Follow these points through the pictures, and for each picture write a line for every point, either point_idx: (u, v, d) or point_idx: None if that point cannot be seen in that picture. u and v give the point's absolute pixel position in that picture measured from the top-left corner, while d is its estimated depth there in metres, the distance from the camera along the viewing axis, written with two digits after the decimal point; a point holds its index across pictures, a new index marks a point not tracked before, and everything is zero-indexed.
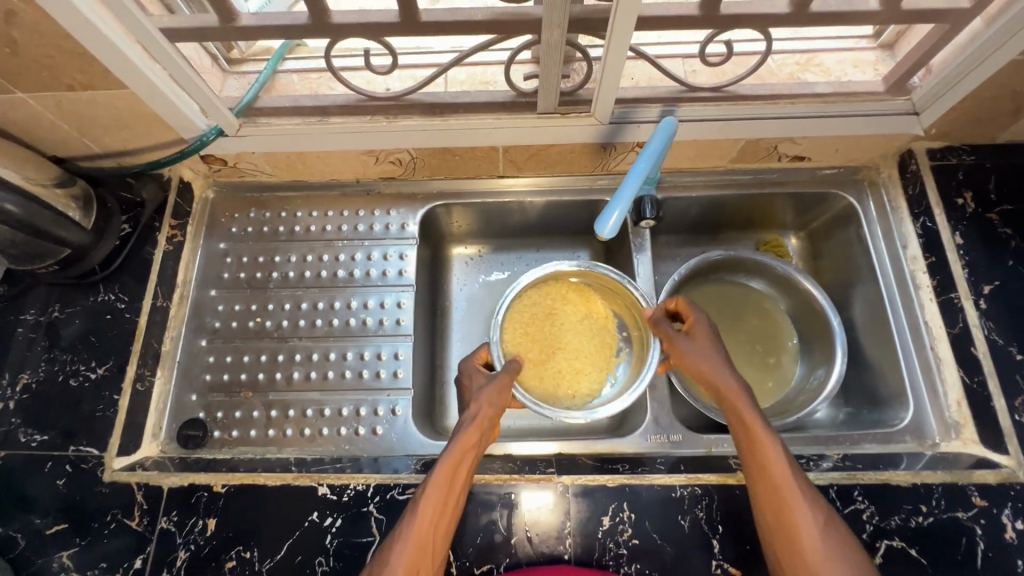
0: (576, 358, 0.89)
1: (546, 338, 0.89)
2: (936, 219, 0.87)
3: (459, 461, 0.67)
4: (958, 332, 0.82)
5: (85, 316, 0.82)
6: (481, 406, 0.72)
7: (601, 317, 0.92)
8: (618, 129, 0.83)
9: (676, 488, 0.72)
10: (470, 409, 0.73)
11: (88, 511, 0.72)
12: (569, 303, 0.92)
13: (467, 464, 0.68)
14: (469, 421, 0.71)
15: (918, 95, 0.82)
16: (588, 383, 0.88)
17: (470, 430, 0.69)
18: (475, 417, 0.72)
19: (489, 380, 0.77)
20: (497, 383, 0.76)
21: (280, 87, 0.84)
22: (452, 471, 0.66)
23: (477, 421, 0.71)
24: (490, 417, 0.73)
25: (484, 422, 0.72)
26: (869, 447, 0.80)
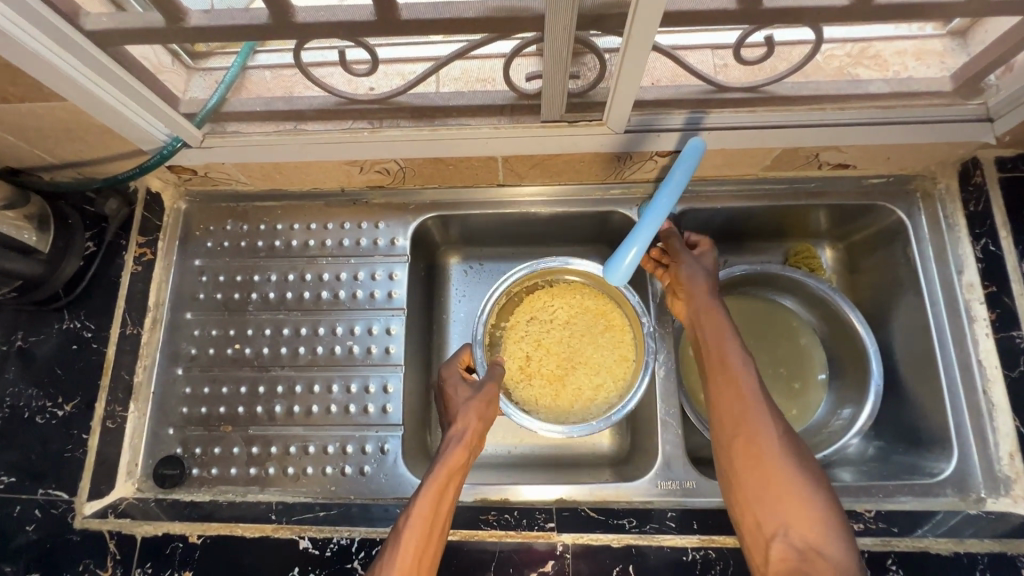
0: (597, 372, 0.80)
1: (564, 351, 0.81)
2: (1000, 242, 0.76)
3: (448, 485, 0.63)
4: (1017, 376, 0.72)
5: (51, 345, 0.77)
6: (469, 422, 0.69)
7: (621, 325, 0.82)
8: (637, 138, 0.72)
9: (687, 551, 0.66)
10: (456, 425, 0.69)
11: (59, 560, 0.68)
12: (583, 307, 0.83)
13: (456, 486, 0.64)
14: (456, 440, 0.67)
15: (994, 98, 0.69)
16: (609, 399, 0.78)
17: (456, 451, 0.66)
18: (462, 436, 0.67)
19: (477, 391, 0.72)
20: (484, 395, 0.71)
21: (251, 87, 0.70)
22: (442, 491, 0.62)
23: (464, 438, 0.67)
24: (477, 432, 0.69)
25: (473, 437, 0.68)
26: (906, 500, 0.72)
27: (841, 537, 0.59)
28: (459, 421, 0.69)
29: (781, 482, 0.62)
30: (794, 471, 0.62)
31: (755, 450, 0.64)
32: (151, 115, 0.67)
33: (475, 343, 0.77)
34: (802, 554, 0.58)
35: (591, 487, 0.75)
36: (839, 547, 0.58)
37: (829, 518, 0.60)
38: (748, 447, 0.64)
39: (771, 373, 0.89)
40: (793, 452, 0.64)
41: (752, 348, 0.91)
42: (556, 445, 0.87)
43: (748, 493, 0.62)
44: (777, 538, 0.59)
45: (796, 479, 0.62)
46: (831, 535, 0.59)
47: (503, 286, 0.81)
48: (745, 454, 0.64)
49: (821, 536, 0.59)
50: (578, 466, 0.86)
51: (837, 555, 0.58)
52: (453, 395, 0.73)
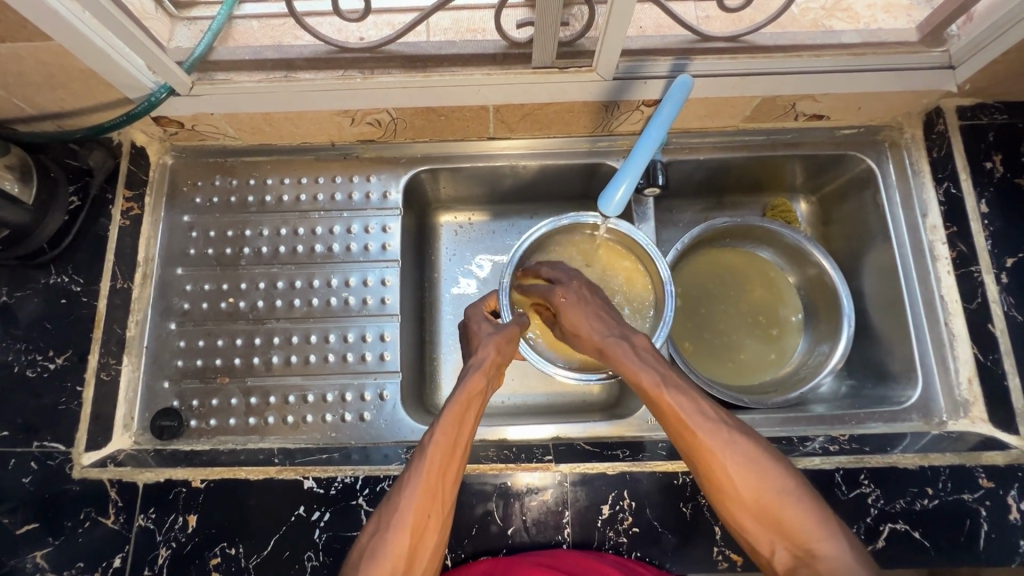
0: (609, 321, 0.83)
1: None
2: (961, 184, 0.81)
3: (468, 406, 0.64)
4: (975, 308, 0.78)
5: (37, 299, 0.75)
6: (488, 352, 0.70)
7: (637, 277, 0.85)
8: (624, 87, 0.73)
9: (678, 475, 0.70)
10: (476, 356, 0.69)
11: (59, 510, 0.68)
12: (602, 258, 0.87)
13: (476, 410, 0.65)
14: (473, 368, 0.67)
15: (956, 47, 0.73)
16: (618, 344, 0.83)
17: (474, 377, 0.66)
18: (481, 363, 0.68)
19: (498, 329, 0.74)
20: (505, 332, 0.72)
21: (237, 36, 0.71)
22: (462, 413, 0.62)
23: (484, 366, 0.68)
24: (496, 364, 0.70)
25: (491, 366, 0.69)
26: (876, 426, 0.78)
27: (834, 532, 0.54)
28: (479, 350, 0.70)
29: (760, 491, 0.56)
30: (770, 474, 0.56)
31: (734, 484, 0.57)
32: (140, 59, 0.66)
33: (500, 290, 0.79)
34: (800, 565, 0.54)
35: (585, 424, 0.78)
36: (834, 541, 0.53)
37: (813, 512, 0.55)
38: (714, 468, 0.58)
39: (750, 321, 0.94)
40: (761, 452, 0.58)
41: (732, 299, 0.95)
42: (549, 393, 0.90)
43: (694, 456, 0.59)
44: (776, 554, 0.55)
45: (774, 482, 0.56)
46: (827, 536, 0.54)
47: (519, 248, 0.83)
48: (717, 481, 0.57)
49: (815, 540, 0.54)
50: (571, 412, 0.89)
51: (835, 555, 0.53)
52: (477, 331, 0.75)
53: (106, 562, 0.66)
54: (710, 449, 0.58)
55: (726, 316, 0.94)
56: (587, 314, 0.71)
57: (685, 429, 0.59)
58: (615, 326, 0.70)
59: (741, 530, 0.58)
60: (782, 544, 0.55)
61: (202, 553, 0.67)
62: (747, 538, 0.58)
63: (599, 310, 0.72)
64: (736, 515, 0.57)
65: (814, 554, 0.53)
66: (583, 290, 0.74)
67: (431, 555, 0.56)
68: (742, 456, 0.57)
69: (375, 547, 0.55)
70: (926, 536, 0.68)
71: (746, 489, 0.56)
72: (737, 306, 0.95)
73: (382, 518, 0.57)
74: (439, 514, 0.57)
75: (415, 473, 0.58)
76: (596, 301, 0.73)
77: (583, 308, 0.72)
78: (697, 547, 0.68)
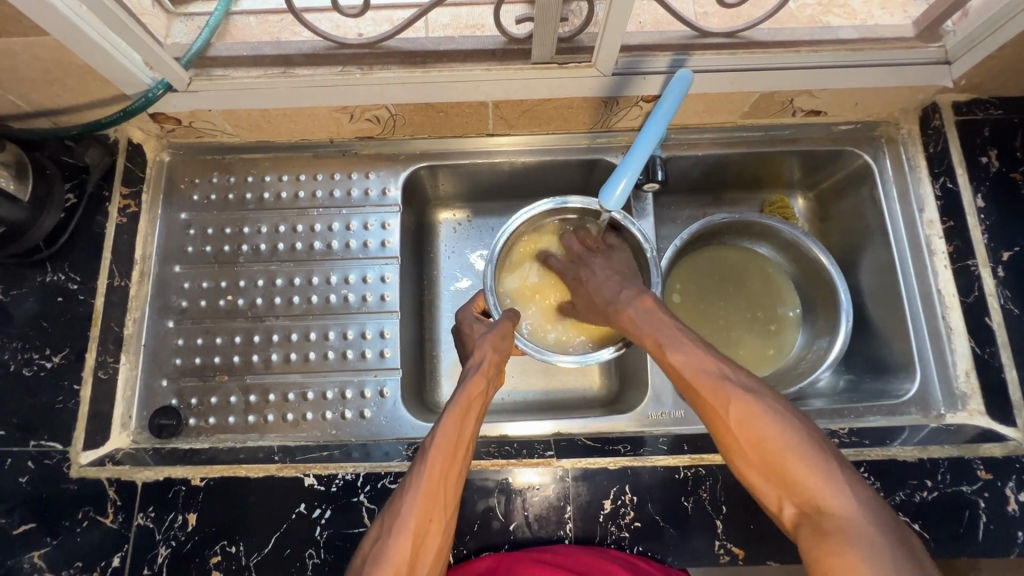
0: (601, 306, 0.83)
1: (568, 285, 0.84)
2: (957, 179, 0.82)
3: (469, 409, 0.65)
4: (972, 301, 0.79)
5: (33, 298, 0.75)
6: (485, 352, 0.71)
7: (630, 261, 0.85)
8: (624, 82, 0.73)
9: (679, 469, 0.70)
10: (473, 358, 0.71)
11: (56, 509, 0.67)
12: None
13: (477, 412, 0.65)
14: (473, 370, 0.69)
15: (952, 42, 0.74)
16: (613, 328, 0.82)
17: (475, 379, 0.67)
18: (480, 363, 0.69)
19: (491, 328, 0.74)
20: (499, 329, 0.73)
21: (234, 32, 0.71)
22: (463, 413, 0.63)
23: (483, 367, 0.69)
24: (495, 363, 0.71)
25: (491, 367, 0.70)
26: (875, 419, 0.78)
27: (844, 488, 0.52)
28: (476, 352, 0.71)
29: (764, 445, 0.56)
30: (772, 428, 0.56)
31: (738, 437, 0.57)
32: (137, 54, 0.65)
33: (486, 290, 0.79)
34: (807, 520, 0.53)
35: (585, 420, 0.78)
36: (841, 495, 0.52)
37: (818, 466, 0.54)
38: (718, 421, 0.59)
39: (749, 316, 0.94)
40: (762, 405, 0.57)
41: (730, 295, 0.95)
42: (548, 389, 0.90)
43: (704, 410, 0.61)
44: (785, 510, 0.55)
45: (778, 436, 0.56)
46: (835, 490, 0.52)
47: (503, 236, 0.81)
48: (722, 434, 0.59)
49: (822, 495, 0.52)
50: (570, 408, 0.89)
51: (841, 512, 0.51)
52: (471, 333, 0.76)
53: (104, 562, 0.66)
54: (715, 402, 0.59)
55: (724, 312, 0.94)
56: (599, 279, 0.76)
57: (691, 384, 0.62)
58: (625, 286, 0.74)
59: (750, 483, 0.58)
60: (788, 498, 0.54)
61: (202, 552, 0.66)
62: (757, 491, 0.58)
63: (611, 273, 0.76)
64: (744, 469, 0.58)
65: (820, 509, 0.52)
66: (598, 261, 0.78)
67: (435, 558, 0.56)
68: (743, 406, 0.58)
69: (378, 553, 0.54)
70: (926, 528, 0.69)
71: (745, 441, 0.57)
72: (736, 302, 0.95)
73: (384, 524, 0.57)
74: (442, 516, 0.57)
75: (417, 475, 0.58)
76: (610, 266, 0.77)
77: (596, 275, 0.77)
78: (699, 541, 0.68)
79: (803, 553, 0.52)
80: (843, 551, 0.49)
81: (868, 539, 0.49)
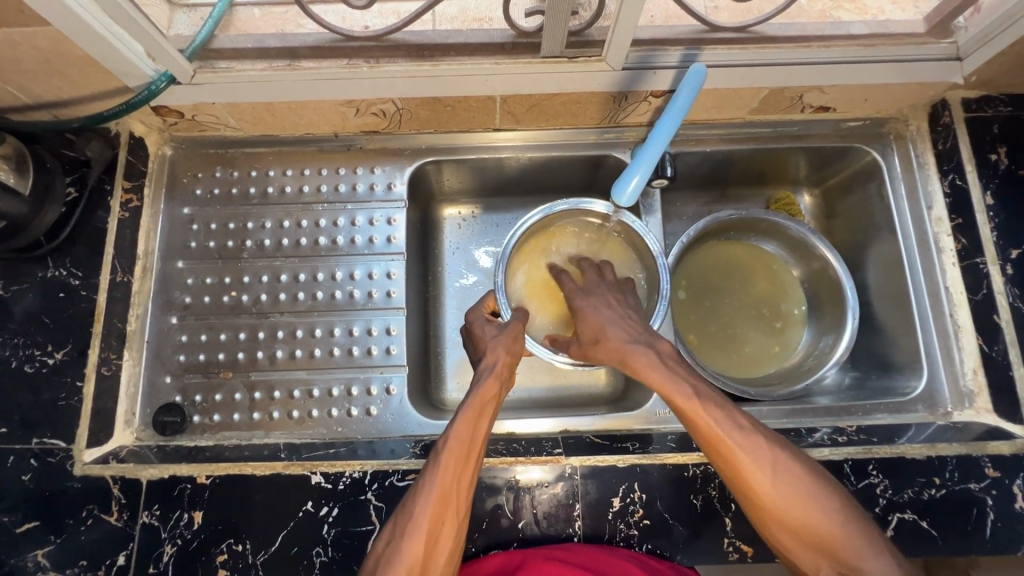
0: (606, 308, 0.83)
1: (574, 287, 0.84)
2: (966, 176, 0.81)
3: (482, 411, 0.64)
4: (980, 299, 0.78)
5: (33, 294, 0.73)
6: (498, 355, 0.70)
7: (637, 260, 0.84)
8: (634, 76, 0.73)
9: (688, 467, 0.70)
10: (486, 360, 0.70)
11: (60, 507, 0.66)
12: (609, 250, 0.85)
13: (490, 414, 0.65)
14: (488, 372, 0.68)
15: (963, 39, 0.73)
16: None
17: (489, 381, 0.67)
18: (493, 366, 0.69)
19: (502, 330, 0.74)
20: (510, 331, 0.72)
21: (238, 24, 0.69)
22: (478, 414, 0.63)
23: (497, 369, 0.69)
24: (507, 365, 0.70)
25: (503, 368, 0.69)
26: (881, 416, 0.78)
27: (876, 548, 0.56)
28: (488, 354, 0.71)
29: (803, 513, 0.58)
30: (812, 497, 0.58)
31: (776, 505, 0.58)
32: (139, 45, 0.64)
33: (497, 290, 0.78)
34: None
35: (592, 417, 0.78)
36: (876, 559, 0.55)
37: (852, 528, 0.57)
38: (755, 490, 0.59)
39: (755, 314, 0.94)
40: (799, 470, 0.59)
41: (736, 292, 0.95)
42: (554, 387, 0.90)
43: (737, 478, 0.60)
44: (821, 571, 0.58)
45: (813, 504, 0.58)
46: (870, 553, 0.56)
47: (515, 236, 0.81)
48: (760, 503, 0.59)
49: (857, 556, 0.56)
50: (575, 405, 0.89)
51: (878, 571, 0.55)
52: (482, 335, 0.75)
53: (109, 561, 0.65)
54: (751, 471, 0.59)
55: (730, 309, 0.94)
56: (610, 318, 0.72)
57: (725, 454, 0.60)
58: (636, 332, 0.70)
59: (784, 548, 0.60)
60: (826, 563, 0.57)
61: (208, 550, 0.66)
62: (788, 553, 0.60)
63: (620, 313, 0.72)
64: (780, 535, 0.59)
65: (858, 570, 0.55)
66: (610, 297, 0.75)
67: (447, 560, 0.56)
68: (783, 478, 0.58)
69: (391, 555, 0.54)
70: (934, 526, 0.69)
71: (789, 512, 0.58)
72: (741, 299, 0.95)
73: (397, 525, 0.57)
74: (454, 519, 0.57)
75: (430, 479, 0.58)
76: (616, 306, 0.73)
77: (604, 313, 0.72)
78: (707, 538, 0.68)
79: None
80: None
81: None
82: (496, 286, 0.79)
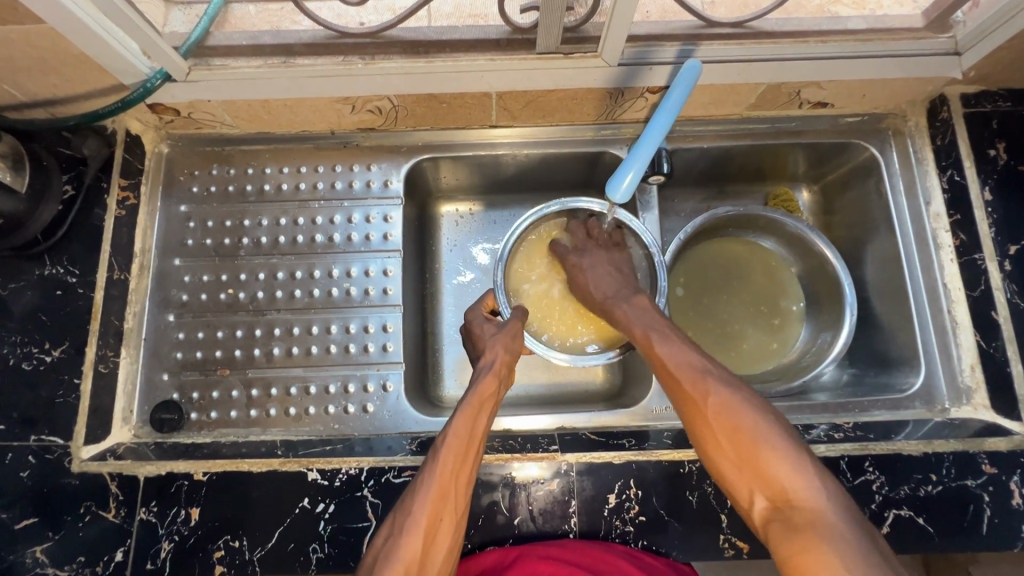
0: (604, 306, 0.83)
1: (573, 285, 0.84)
2: (965, 172, 0.81)
3: (481, 409, 0.64)
4: (979, 295, 0.78)
5: (30, 292, 0.74)
6: (497, 353, 0.71)
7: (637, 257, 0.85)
8: (630, 72, 0.72)
9: (684, 464, 0.70)
10: (485, 359, 0.71)
11: (58, 504, 0.67)
12: None
13: (489, 412, 0.65)
14: (486, 370, 0.69)
15: (962, 33, 0.73)
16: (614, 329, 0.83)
17: (487, 379, 0.67)
18: (491, 365, 0.69)
19: (502, 328, 0.74)
20: (508, 329, 0.73)
21: (234, 21, 0.69)
22: (476, 411, 0.63)
23: (496, 367, 0.69)
24: (507, 364, 0.71)
25: (503, 366, 0.70)
26: (879, 413, 0.78)
27: (815, 484, 0.53)
28: (487, 352, 0.71)
29: (740, 436, 0.57)
30: (752, 423, 0.58)
31: (715, 428, 0.59)
32: (134, 42, 0.64)
33: (496, 288, 0.78)
34: (777, 513, 0.53)
35: (589, 414, 0.78)
36: (813, 489, 0.53)
37: (795, 461, 0.54)
38: (696, 412, 0.61)
39: (752, 311, 0.94)
40: (745, 400, 0.60)
41: (734, 289, 0.95)
42: (551, 384, 0.90)
43: (684, 403, 0.62)
44: (756, 503, 0.55)
45: (751, 429, 0.57)
46: (805, 484, 0.53)
47: (515, 233, 0.81)
48: (700, 426, 0.60)
49: (791, 486, 0.53)
50: (572, 402, 0.89)
51: (810, 504, 0.52)
52: (481, 333, 0.75)
53: (107, 557, 0.65)
54: (694, 393, 0.61)
55: (728, 306, 0.94)
56: (600, 274, 0.78)
57: (672, 378, 0.64)
58: (622, 288, 0.76)
59: (724, 480, 0.58)
60: (759, 492, 0.55)
61: (205, 546, 0.66)
62: (729, 488, 0.58)
63: (610, 273, 0.78)
64: (719, 465, 0.58)
65: (790, 501, 0.53)
66: (599, 257, 0.80)
67: (445, 557, 0.55)
68: (723, 401, 0.59)
69: (388, 552, 0.54)
70: (931, 522, 0.69)
71: (722, 432, 0.58)
72: (739, 296, 0.95)
73: (395, 522, 0.57)
74: (452, 516, 0.57)
75: (429, 475, 0.58)
76: (609, 264, 0.79)
77: (595, 271, 0.78)
78: (703, 534, 0.68)
79: (773, 547, 0.51)
80: (813, 543, 0.48)
81: (836, 531, 0.49)
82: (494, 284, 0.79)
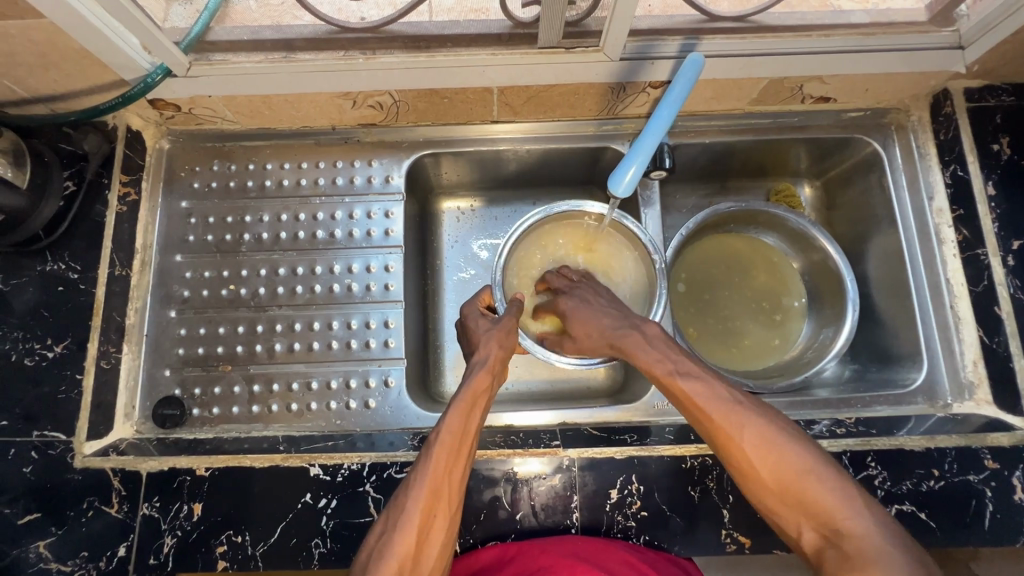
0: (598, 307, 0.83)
1: None
2: (967, 167, 0.80)
3: (474, 405, 0.64)
4: (981, 291, 0.78)
5: (32, 288, 0.74)
6: (490, 349, 0.70)
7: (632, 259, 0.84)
8: (635, 66, 0.72)
9: (686, 459, 0.70)
10: (478, 354, 0.70)
11: (62, 499, 0.67)
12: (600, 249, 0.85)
13: (482, 408, 0.65)
14: (480, 366, 0.68)
15: (967, 26, 0.72)
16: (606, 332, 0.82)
17: (480, 375, 0.66)
18: (485, 361, 0.68)
19: (497, 324, 0.74)
20: (503, 327, 0.73)
21: (235, 16, 0.67)
22: (470, 407, 0.63)
23: (489, 363, 0.68)
24: (500, 359, 0.70)
25: (496, 362, 0.69)
26: (881, 408, 0.78)
27: (861, 509, 0.51)
28: (480, 348, 0.70)
29: (779, 469, 0.55)
30: (787, 451, 0.55)
31: (752, 462, 0.56)
32: (135, 38, 0.63)
33: (494, 284, 0.79)
34: (829, 545, 0.51)
35: (590, 410, 0.79)
36: (861, 517, 0.51)
37: (838, 490, 0.53)
38: (728, 446, 0.58)
39: (753, 306, 0.94)
40: (775, 427, 0.57)
41: (735, 285, 0.94)
42: (553, 380, 0.90)
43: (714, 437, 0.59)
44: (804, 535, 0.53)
45: (790, 460, 0.55)
46: (853, 513, 0.51)
47: (513, 233, 0.82)
48: (737, 462, 0.57)
49: (839, 516, 0.51)
50: (574, 398, 0.89)
51: (861, 533, 0.50)
52: (474, 328, 0.74)
53: (110, 551, 0.65)
54: (724, 426, 0.58)
55: (729, 303, 0.94)
56: (595, 310, 0.72)
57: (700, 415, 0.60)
58: (624, 320, 0.70)
59: (769, 512, 0.56)
60: (806, 523, 0.53)
61: (208, 541, 0.66)
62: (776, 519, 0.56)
63: (606, 307, 0.72)
64: (763, 497, 0.56)
65: (841, 532, 0.51)
66: (589, 295, 0.75)
67: (438, 553, 0.56)
68: (754, 434, 0.57)
69: (382, 549, 0.54)
70: (933, 517, 0.69)
71: (760, 464, 0.56)
72: (740, 292, 0.94)
73: (389, 518, 0.57)
74: (446, 511, 0.57)
75: (422, 472, 0.58)
76: (600, 300, 0.74)
77: (591, 307, 0.72)
78: (705, 530, 0.68)
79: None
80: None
81: (890, 559, 0.47)
82: (494, 280, 0.79)
